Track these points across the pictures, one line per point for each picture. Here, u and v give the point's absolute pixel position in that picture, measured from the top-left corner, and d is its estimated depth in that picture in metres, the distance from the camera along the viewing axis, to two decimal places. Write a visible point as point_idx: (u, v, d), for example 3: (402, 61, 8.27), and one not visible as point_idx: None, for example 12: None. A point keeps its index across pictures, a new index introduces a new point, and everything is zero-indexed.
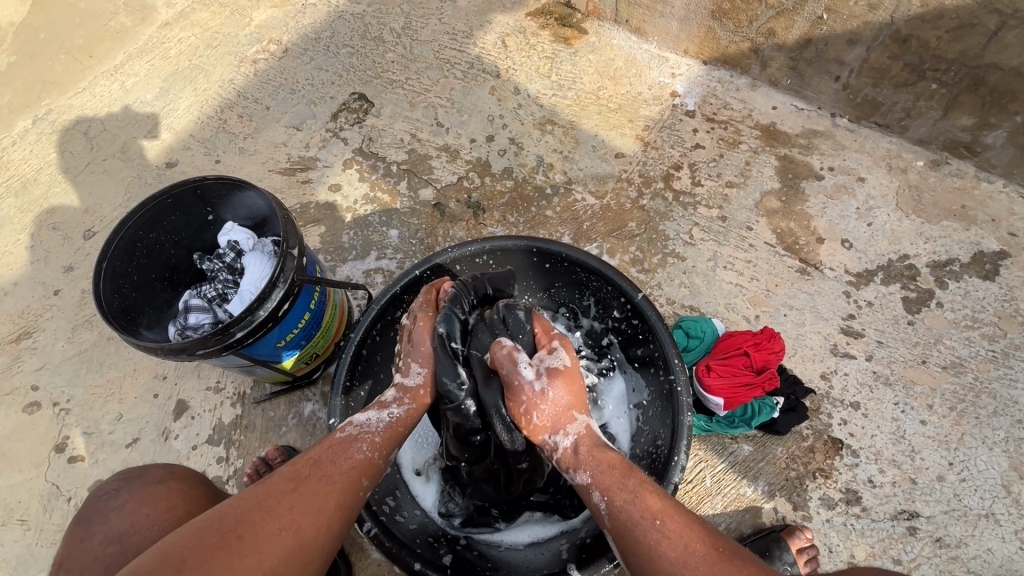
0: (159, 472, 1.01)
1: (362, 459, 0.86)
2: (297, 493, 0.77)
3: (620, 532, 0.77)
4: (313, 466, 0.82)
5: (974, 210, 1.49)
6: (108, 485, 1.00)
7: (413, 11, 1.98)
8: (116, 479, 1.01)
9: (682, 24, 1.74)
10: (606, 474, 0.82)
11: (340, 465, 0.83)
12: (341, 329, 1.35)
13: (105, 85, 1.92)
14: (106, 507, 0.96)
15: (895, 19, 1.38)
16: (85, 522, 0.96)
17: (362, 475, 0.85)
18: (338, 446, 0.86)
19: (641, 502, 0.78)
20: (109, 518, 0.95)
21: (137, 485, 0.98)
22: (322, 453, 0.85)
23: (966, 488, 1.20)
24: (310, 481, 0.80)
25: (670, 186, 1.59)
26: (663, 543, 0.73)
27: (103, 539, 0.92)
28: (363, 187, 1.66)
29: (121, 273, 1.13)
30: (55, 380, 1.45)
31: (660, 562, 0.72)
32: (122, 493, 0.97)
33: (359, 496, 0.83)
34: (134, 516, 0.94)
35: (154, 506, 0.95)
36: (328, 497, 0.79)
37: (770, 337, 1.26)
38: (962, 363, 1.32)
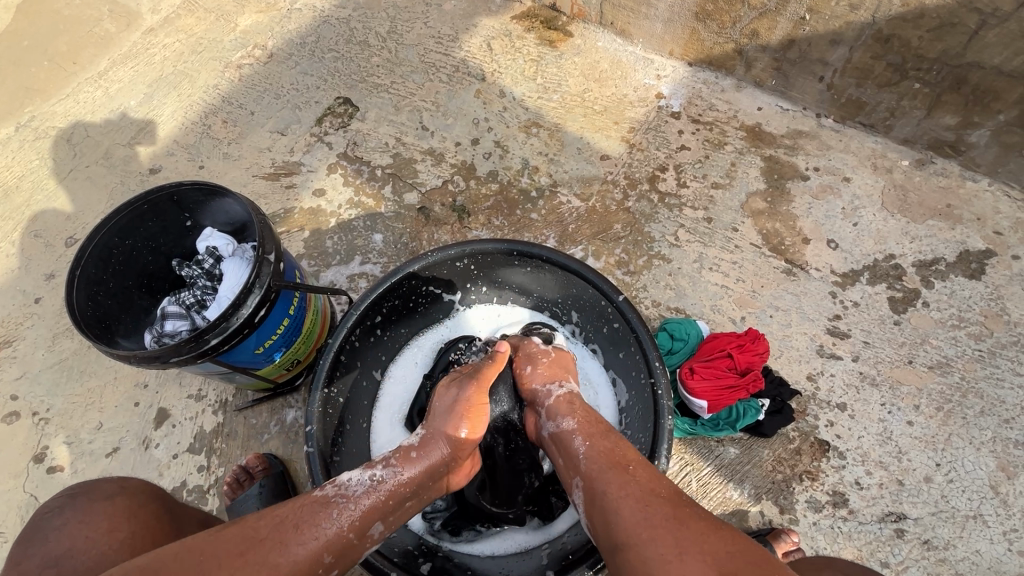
0: (106, 487, 1.00)
1: (330, 527, 0.79)
2: (242, 559, 0.71)
3: (589, 475, 0.81)
4: (267, 526, 0.76)
5: (959, 209, 1.49)
6: (51, 504, 0.98)
7: (398, 15, 1.97)
8: (62, 496, 0.99)
9: (667, 26, 1.74)
10: (589, 423, 0.92)
11: (303, 532, 0.77)
12: (323, 334, 1.34)
13: (89, 92, 1.91)
14: (46, 526, 0.94)
15: (877, 19, 1.38)
16: (23, 544, 0.93)
17: (326, 551, 0.77)
18: (307, 509, 0.80)
19: (615, 453, 0.84)
20: (48, 538, 0.92)
21: (81, 503, 0.96)
22: (287, 516, 0.78)
23: (954, 489, 1.19)
24: (260, 550, 0.72)
25: (656, 188, 1.58)
26: (627, 485, 0.76)
27: (40, 561, 0.90)
28: (348, 192, 1.65)
29: (95, 281, 1.11)
30: (35, 389, 1.44)
31: (621, 499, 0.74)
32: (64, 512, 0.96)
33: (314, 570, 0.75)
34: (75, 536, 0.92)
35: (97, 524, 0.93)
36: (271, 571, 0.71)
37: (754, 339, 1.26)
38: (948, 362, 1.31)
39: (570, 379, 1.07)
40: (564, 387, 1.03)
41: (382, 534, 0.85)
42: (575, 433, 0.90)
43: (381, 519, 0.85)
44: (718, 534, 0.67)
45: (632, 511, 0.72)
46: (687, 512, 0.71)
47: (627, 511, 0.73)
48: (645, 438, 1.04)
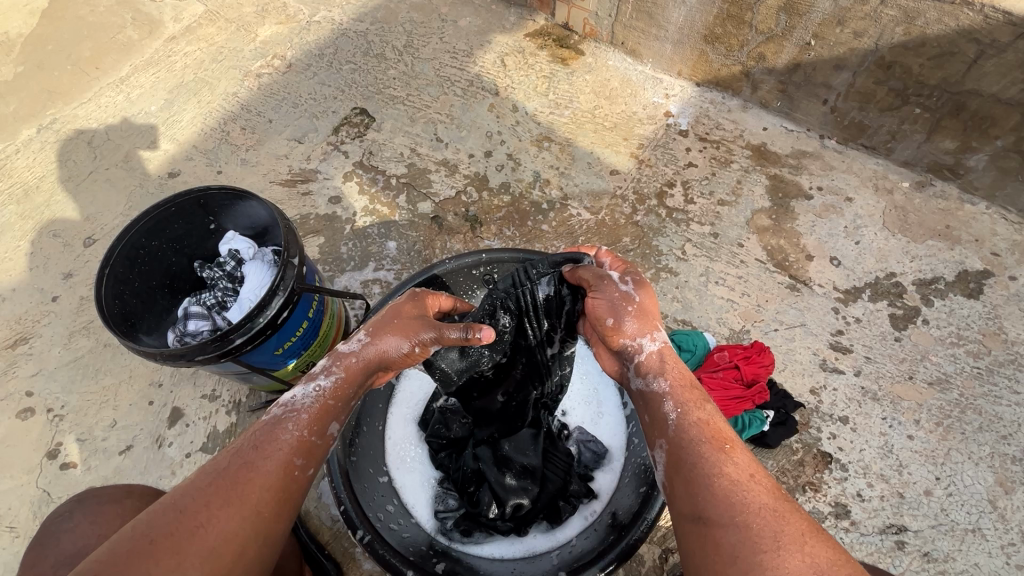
0: (114, 490, 1.02)
1: (285, 433, 0.83)
2: (215, 486, 0.74)
3: (681, 444, 0.79)
4: (226, 458, 0.78)
5: (958, 230, 1.53)
6: (62, 508, 1.00)
7: (415, 30, 2.03)
8: (71, 501, 1.00)
9: (676, 47, 1.79)
10: (685, 388, 0.87)
11: (265, 447, 0.80)
12: (338, 338, 1.37)
13: (110, 97, 1.95)
14: (58, 529, 0.96)
15: (880, 46, 1.44)
16: (37, 547, 0.95)
17: (289, 451, 0.82)
18: (258, 431, 0.82)
19: (711, 426, 0.81)
20: (60, 539, 0.94)
21: (90, 505, 0.98)
22: (242, 443, 0.81)
23: (953, 503, 1.22)
24: (228, 473, 0.76)
25: (664, 203, 1.63)
26: (731, 466, 0.75)
27: (54, 561, 0.92)
28: (363, 200, 1.69)
29: (123, 280, 1.14)
30: (49, 386, 1.45)
31: (716, 476, 0.74)
32: (75, 515, 0.97)
33: (291, 475, 0.80)
34: (87, 537, 0.94)
35: (109, 525, 0.95)
36: (251, 484, 0.76)
37: (760, 351, 1.30)
38: (948, 379, 1.35)
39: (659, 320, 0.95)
40: (658, 340, 0.92)
41: (342, 430, 0.89)
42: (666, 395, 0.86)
43: (333, 418, 0.89)
44: (820, 536, 0.67)
45: (718, 490, 0.72)
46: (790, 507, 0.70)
47: (715, 490, 0.72)
48: None
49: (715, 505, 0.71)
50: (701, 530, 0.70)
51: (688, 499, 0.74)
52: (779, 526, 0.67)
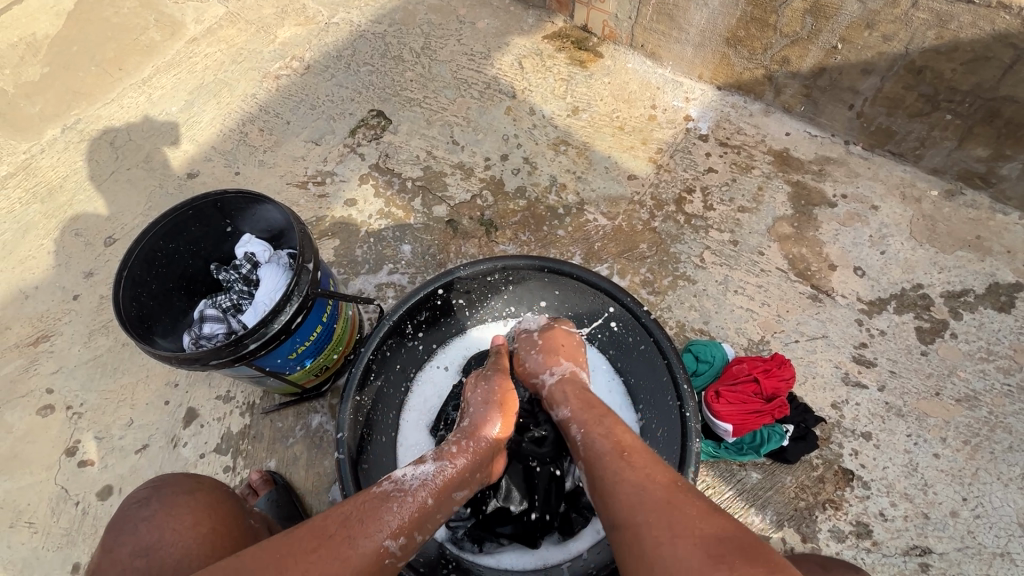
0: (188, 483, 1.01)
1: (392, 515, 0.84)
2: (317, 550, 0.76)
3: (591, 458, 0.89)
4: (333, 521, 0.80)
5: (989, 241, 1.48)
6: (138, 493, 0.99)
7: (433, 32, 2.03)
8: (148, 486, 1.00)
9: (697, 50, 1.76)
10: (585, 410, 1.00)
11: (370, 522, 0.82)
12: (351, 342, 1.36)
13: (132, 98, 1.98)
14: (136, 516, 0.95)
15: (910, 50, 1.39)
16: (112, 532, 0.95)
17: (390, 538, 0.82)
18: (368, 502, 0.85)
19: (612, 437, 0.90)
20: (139, 529, 0.93)
21: (167, 495, 0.98)
22: (347, 509, 0.83)
23: (981, 525, 1.18)
24: (333, 538, 0.78)
25: (682, 209, 1.60)
26: (625, 472, 0.82)
27: (132, 550, 0.91)
28: (379, 202, 1.68)
29: (140, 282, 1.15)
30: (69, 384, 1.48)
31: (619, 485, 0.80)
32: (152, 503, 0.96)
33: (382, 560, 0.80)
34: (164, 529, 0.93)
35: (183, 520, 0.94)
36: (346, 558, 0.77)
37: (780, 364, 1.27)
38: (977, 396, 1.30)
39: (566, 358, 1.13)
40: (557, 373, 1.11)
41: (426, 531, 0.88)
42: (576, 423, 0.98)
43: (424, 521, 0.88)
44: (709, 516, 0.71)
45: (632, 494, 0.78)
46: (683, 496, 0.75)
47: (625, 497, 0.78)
48: (671, 461, 1.04)
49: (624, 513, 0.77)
50: (622, 538, 0.75)
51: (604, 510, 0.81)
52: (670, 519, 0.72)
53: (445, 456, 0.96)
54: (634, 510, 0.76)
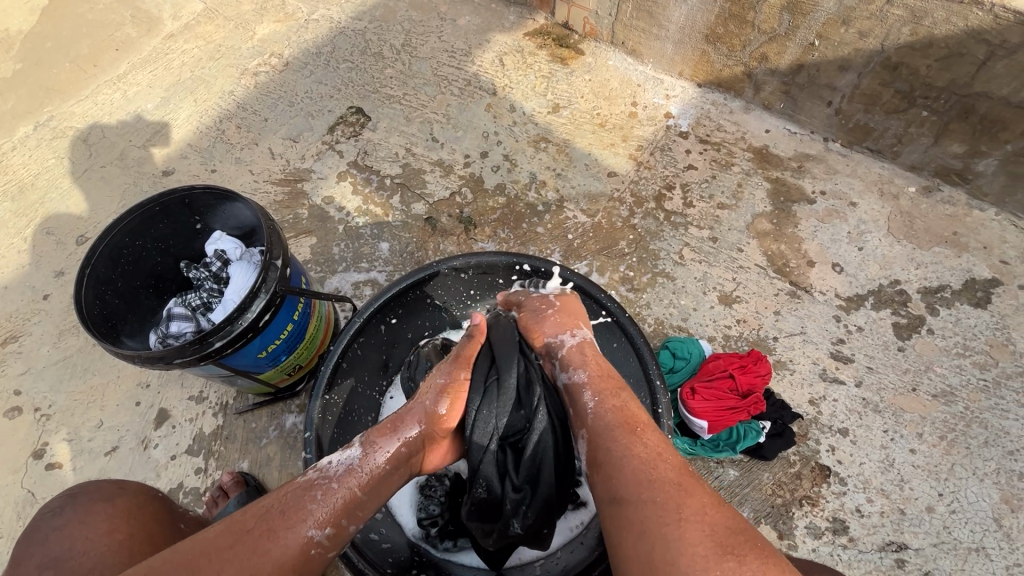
0: (108, 487, 0.98)
1: (311, 506, 0.80)
2: (230, 550, 0.73)
3: (596, 430, 0.84)
4: (254, 518, 0.78)
5: (966, 237, 1.49)
6: (55, 501, 0.96)
7: (413, 29, 2.01)
8: (63, 495, 0.97)
9: (677, 47, 1.76)
10: (600, 376, 0.93)
11: (287, 514, 0.78)
12: (326, 341, 1.35)
13: (107, 94, 1.94)
14: (47, 526, 0.93)
15: (886, 47, 1.40)
16: (27, 541, 0.92)
17: (313, 528, 0.78)
18: (291, 494, 0.81)
19: (623, 411, 0.86)
20: (49, 539, 0.91)
21: (82, 501, 0.95)
22: (273, 505, 0.80)
23: (957, 521, 1.18)
24: (249, 535, 0.75)
25: (662, 206, 1.59)
26: (634, 446, 0.79)
27: (40, 561, 0.89)
28: (357, 200, 1.67)
29: (104, 280, 1.11)
30: (37, 385, 1.44)
31: (627, 458, 0.78)
32: (64, 511, 0.93)
33: (307, 552, 0.77)
34: (75, 538, 0.90)
35: (95, 527, 0.91)
36: (264, 554, 0.74)
37: (756, 360, 1.26)
38: (953, 392, 1.30)
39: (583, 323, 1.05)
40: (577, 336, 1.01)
41: (360, 516, 0.83)
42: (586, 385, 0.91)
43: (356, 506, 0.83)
44: (720, 507, 0.72)
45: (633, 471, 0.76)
46: (693, 482, 0.74)
47: (632, 471, 0.76)
48: None
49: (630, 488, 0.75)
50: (623, 514, 0.73)
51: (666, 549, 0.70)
52: (680, 500, 0.71)
53: (371, 438, 0.90)
54: (642, 489, 0.74)
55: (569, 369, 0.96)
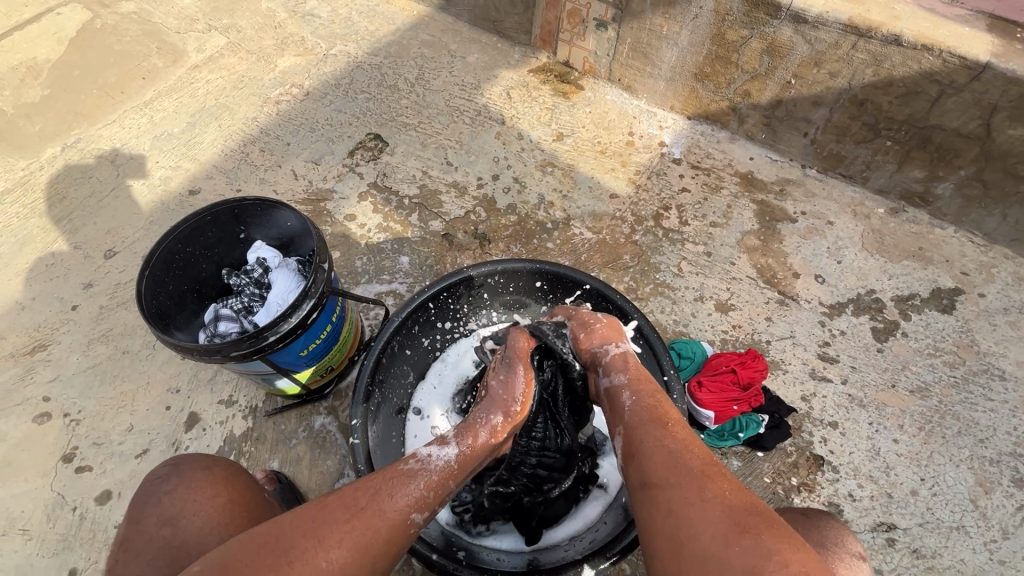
0: (202, 458, 1.03)
1: (416, 473, 0.85)
2: (348, 513, 0.76)
3: (631, 423, 0.87)
4: (359, 488, 0.81)
5: (930, 251, 1.67)
6: (160, 469, 1.01)
7: (426, 64, 2.18)
8: (166, 464, 1.02)
9: (668, 84, 1.95)
10: (641, 380, 0.96)
11: (392, 481, 0.83)
12: (354, 345, 1.43)
13: (134, 119, 2.05)
14: (157, 491, 0.97)
15: (853, 85, 1.60)
16: (138, 505, 0.96)
17: (418, 500, 0.83)
18: (392, 466, 0.86)
19: (658, 408, 0.89)
20: (161, 501, 0.95)
21: (186, 470, 0.99)
22: (373, 475, 0.85)
23: (938, 502, 1.30)
24: (364, 513, 0.78)
25: (661, 224, 1.74)
26: (667, 436, 0.82)
27: (156, 521, 0.93)
28: (377, 217, 1.78)
29: (159, 282, 1.19)
30: (67, 392, 1.48)
31: (658, 445, 0.81)
32: (172, 478, 0.98)
33: (410, 519, 0.81)
34: (185, 501, 0.95)
35: (203, 492, 0.96)
36: (376, 518, 0.78)
37: (754, 358, 1.39)
38: (927, 387, 1.44)
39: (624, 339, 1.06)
40: (621, 348, 1.03)
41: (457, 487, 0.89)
42: (625, 386, 0.95)
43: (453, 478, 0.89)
44: (743, 492, 0.73)
45: (666, 447, 0.81)
46: (717, 471, 0.76)
47: (665, 458, 0.78)
48: None
49: (657, 471, 0.77)
50: (651, 494, 0.76)
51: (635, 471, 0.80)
52: (707, 486, 0.73)
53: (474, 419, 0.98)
54: (670, 473, 0.76)
55: (609, 373, 0.99)
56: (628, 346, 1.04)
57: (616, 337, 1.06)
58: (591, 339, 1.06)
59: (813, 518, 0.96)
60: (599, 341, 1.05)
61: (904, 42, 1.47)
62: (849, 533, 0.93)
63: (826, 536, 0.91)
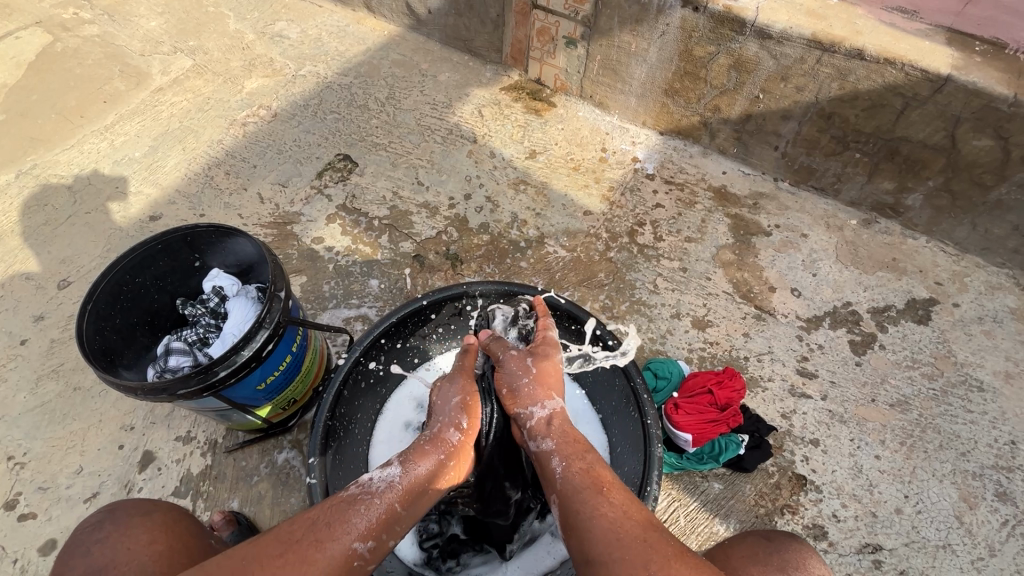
0: (143, 503, 0.94)
1: (358, 521, 0.82)
2: (281, 559, 0.74)
3: (566, 493, 0.85)
4: (301, 529, 0.79)
5: (904, 262, 1.66)
6: (92, 517, 0.92)
7: (396, 84, 2.16)
8: (102, 509, 0.93)
9: (639, 100, 1.95)
10: (569, 445, 0.94)
11: (334, 532, 0.80)
12: (319, 375, 1.37)
13: (94, 143, 1.98)
14: (89, 539, 0.88)
15: (820, 99, 1.61)
16: (65, 555, 0.88)
17: (359, 541, 0.80)
18: (335, 509, 0.83)
19: (591, 473, 0.87)
20: (91, 551, 0.87)
21: (121, 516, 0.90)
22: (317, 516, 0.82)
23: (923, 520, 1.26)
24: (298, 550, 0.76)
25: (635, 241, 1.72)
26: (602, 509, 0.79)
27: (83, 572, 0.84)
28: (346, 240, 1.73)
29: (104, 316, 1.13)
30: (12, 433, 1.39)
31: (595, 519, 0.78)
32: (105, 525, 0.89)
33: (352, 563, 0.79)
34: (116, 549, 0.86)
35: (138, 537, 0.87)
36: (311, 567, 0.75)
37: (731, 376, 1.36)
38: (907, 400, 1.42)
39: (557, 391, 1.08)
40: (549, 406, 1.04)
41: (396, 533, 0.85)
42: (554, 453, 0.93)
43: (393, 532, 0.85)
44: (686, 561, 0.71)
45: (598, 525, 0.77)
46: (657, 536, 0.74)
47: (601, 532, 0.76)
48: (636, 469, 1.10)
49: (600, 546, 0.74)
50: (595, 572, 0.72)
51: (577, 547, 0.77)
52: (648, 556, 0.71)
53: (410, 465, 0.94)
54: (610, 547, 0.73)
55: (536, 440, 0.99)
56: (555, 404, 1.04)
57: (549, 392, 1.07)
58: (521, 397, 1.06)
59: (776, 540, 0.91)
60: (526, 402, 1.05)
61: (867, 56, 1.48)
62: (811, 554, 0.89)
63: (788, 561, 0.87)
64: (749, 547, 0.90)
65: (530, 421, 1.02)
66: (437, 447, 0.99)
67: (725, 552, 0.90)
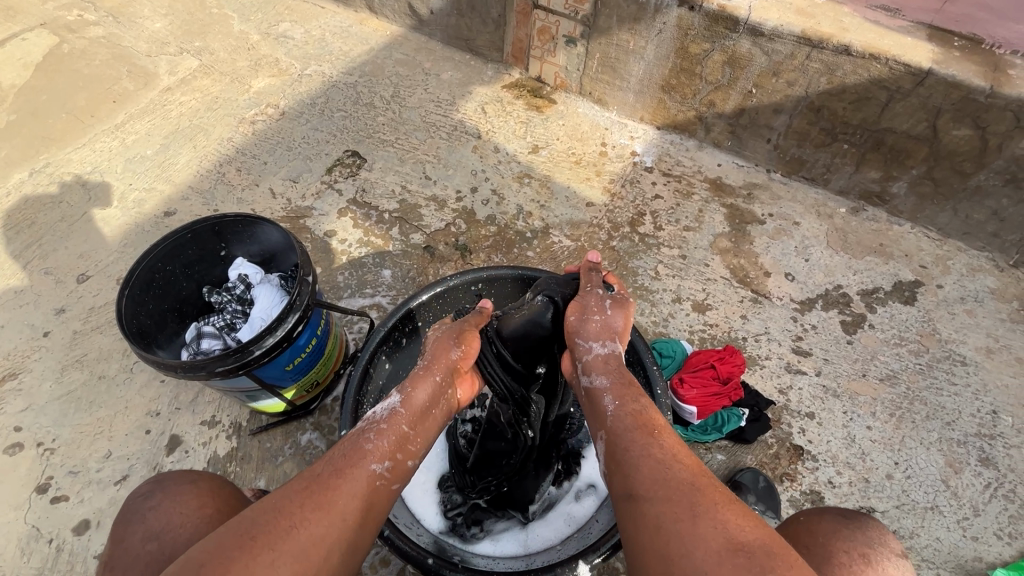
0: (188, 473, 1.00)
1: (372, 447, 0.88)
2: (308, 489, 0.78)
3: (615, 430, 0.86)
4: (320, 465, 0.83)
5: (890, 247, 1.76)
6: (142, 488, 0.98)
7: (401, 82, 2.22)
8: (150, 481, 1.00)
9: (637, 96, 2.03)
10: (622, 386, 0.95)
11: (351, 460, 0.85)
12: (339, 359, 1.43)
13: (105, 142, 2.02)
14: (143, 507, 0.95)
15: (809, 93, 1.70)
16: (122, 523, 0.94)
17: (377, 463, 0.86)
18: (347, 442, 0.88)
19: (642, 416, 0.88)
20: (146, 517, 0.93)
21: (171, 485, 0.97)
22: (333, 451, 0.87)
23: (912, 484, 1.35)
24: (321, 480, 0.81)
25: (637, 230, 1.80)
26: (652, 449, 0.80)
27: (142, 536, 0.90)
28: (358, 232, 1.79)
29: (139, 302, 1.17)
30: (40, 420, 1.43)
31: (646, 458, 0.79)
32: (156, 493, 0.96)
33: (375, 484, 0.85)
34: (170, 514, 0.92)
35: (188, 503, 0.94)
36: (340, 491, 0.80)
37: (731, 353, 1.43)
38: (895, 375, 1.51)
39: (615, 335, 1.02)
40: (608, 345, 0.99)
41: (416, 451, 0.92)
42: (607, 391, 0.93)
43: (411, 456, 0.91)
44: (739, 509, 0.71)
45: (650, 460, 0.79)
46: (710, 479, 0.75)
47: (649, 469, 0.77)
48: None
49: (646, 484, 0.75)
50: (641, 511, 0.73)
51: (620, 483, 0.79)
52: (698, 498, 0.72)
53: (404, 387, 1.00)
54: (656, 487, 0.75)
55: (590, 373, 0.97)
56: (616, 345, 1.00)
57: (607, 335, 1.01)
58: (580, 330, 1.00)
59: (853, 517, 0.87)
60: (586, 336, 0.99)
61: (854, 52, 1.57)
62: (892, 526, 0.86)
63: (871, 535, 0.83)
64: (834, 525, 0.85)
65: (588, 356, 0.99)
66: (433, 369, 1.02)
67: (810, 531, 0.85)
